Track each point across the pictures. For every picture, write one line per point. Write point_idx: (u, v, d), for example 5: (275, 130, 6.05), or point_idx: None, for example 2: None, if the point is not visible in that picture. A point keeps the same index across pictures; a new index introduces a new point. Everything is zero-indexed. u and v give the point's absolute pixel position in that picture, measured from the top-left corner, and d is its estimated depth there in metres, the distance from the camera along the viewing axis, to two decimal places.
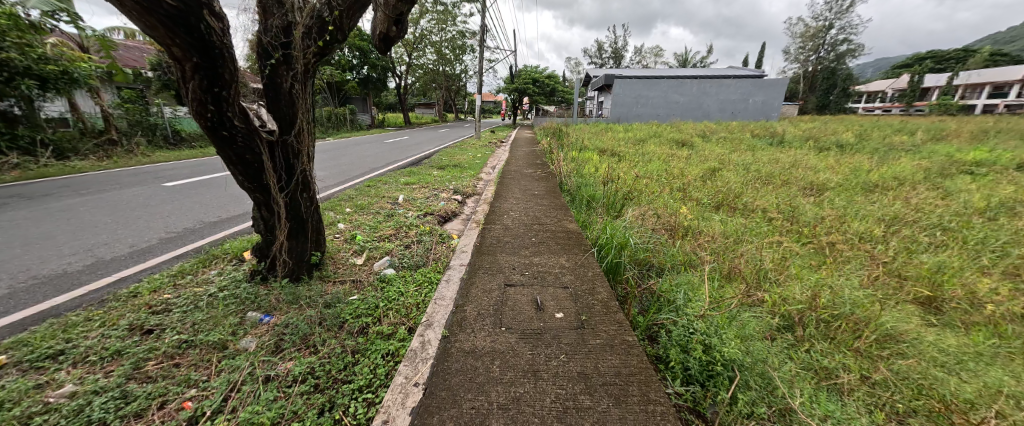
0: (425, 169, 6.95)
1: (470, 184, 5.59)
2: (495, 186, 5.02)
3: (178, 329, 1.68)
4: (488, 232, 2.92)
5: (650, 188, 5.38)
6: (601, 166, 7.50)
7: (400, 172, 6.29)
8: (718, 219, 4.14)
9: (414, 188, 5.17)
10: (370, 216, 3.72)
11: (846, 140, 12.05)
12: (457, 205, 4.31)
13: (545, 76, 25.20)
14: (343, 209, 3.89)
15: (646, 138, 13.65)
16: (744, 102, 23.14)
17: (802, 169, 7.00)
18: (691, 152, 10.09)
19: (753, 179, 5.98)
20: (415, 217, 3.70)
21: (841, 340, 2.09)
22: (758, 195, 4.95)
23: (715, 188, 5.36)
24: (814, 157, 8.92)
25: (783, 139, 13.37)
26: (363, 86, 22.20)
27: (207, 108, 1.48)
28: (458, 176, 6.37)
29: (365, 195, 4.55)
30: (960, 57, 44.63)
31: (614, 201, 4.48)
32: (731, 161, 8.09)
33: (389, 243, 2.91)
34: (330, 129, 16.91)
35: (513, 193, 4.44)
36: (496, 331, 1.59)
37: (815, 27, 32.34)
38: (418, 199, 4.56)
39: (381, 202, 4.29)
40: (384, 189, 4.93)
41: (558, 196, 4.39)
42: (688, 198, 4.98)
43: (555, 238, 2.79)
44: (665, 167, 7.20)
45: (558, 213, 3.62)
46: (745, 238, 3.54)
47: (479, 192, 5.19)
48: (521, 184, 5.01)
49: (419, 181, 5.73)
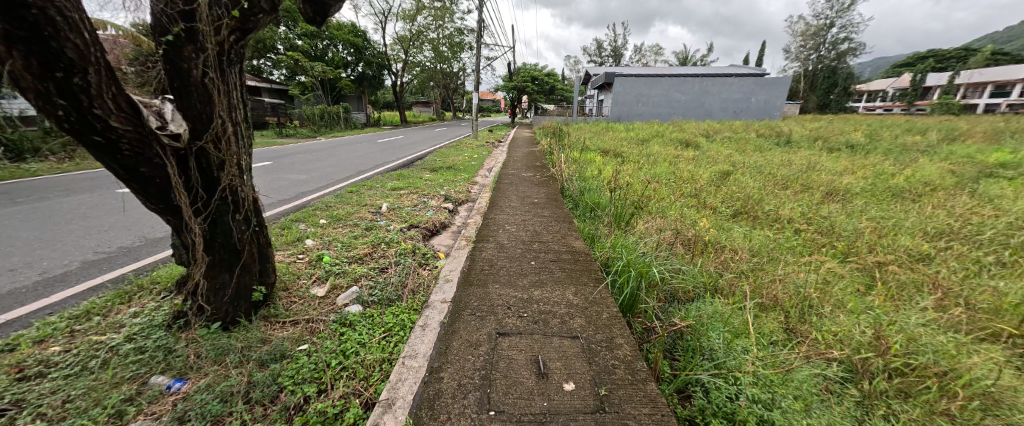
0: (416, 171, 6.48)
1: (464, 189, 5.13)
2: (490, 192, 4.56)
3: (41, 409, 1.22)
4: (479, 254, 2.45)
5: (659, 193, 4.94)
6: (604, 169, 7.04)
7: (388, 175, 5.82)
8: (739, 230, 3.69)
9: (401, 194, 4.72)
10: (345, 229, 3.26)
11: (856, 141, 11.63)
12: (447, 215, 3.86)
13: (545, 74, 24.73)
14: (315, 221, 3.42)
15: (648, 137, 13.25)
16: (747, 101, 22.71)
17: (819, 173, 6.58)
18: (697, 153, 9.64)
19: (770, 183, 5.55)
20: (396, 230, 3.24)
21: (927, 401, 1.62)
22: (779, 202, 4.51)
23: (730, 193, 4.91)
24: (827, 159, 8.50)
25: (790, 139, 12.94)
26: (358, 84, 21.72)
27: (56, 101, 1.05)
28: (451, 180, 5.91)
29: (345, 203, 4.08)
30: (962, 56, 44.31)
31: (621, 209, 4.04)
32: (741, 164, 7.67)
33: (360, 266, 2.45)
34: (322, 128, 16.43)
35: (510, 201, 3.99)
36: (481, 420, 1.14)
37: (817, 25, 32.00)
38: (404, 207, 4.10)
39: (361, 211, 3.82)
40: (367, 196, 4.46)
41: (561, 204, 3.93)
42: (702, 205, 4.53)
43: (559, 262, 2.32)
44: (673, 170, 6.77)
45: (560, 226, 3.16)
46: (774, 255, 3.09)
47: (473, 198, 4.74)
48: (519, 190, 4.55)
49: (408, 185, 5.27)
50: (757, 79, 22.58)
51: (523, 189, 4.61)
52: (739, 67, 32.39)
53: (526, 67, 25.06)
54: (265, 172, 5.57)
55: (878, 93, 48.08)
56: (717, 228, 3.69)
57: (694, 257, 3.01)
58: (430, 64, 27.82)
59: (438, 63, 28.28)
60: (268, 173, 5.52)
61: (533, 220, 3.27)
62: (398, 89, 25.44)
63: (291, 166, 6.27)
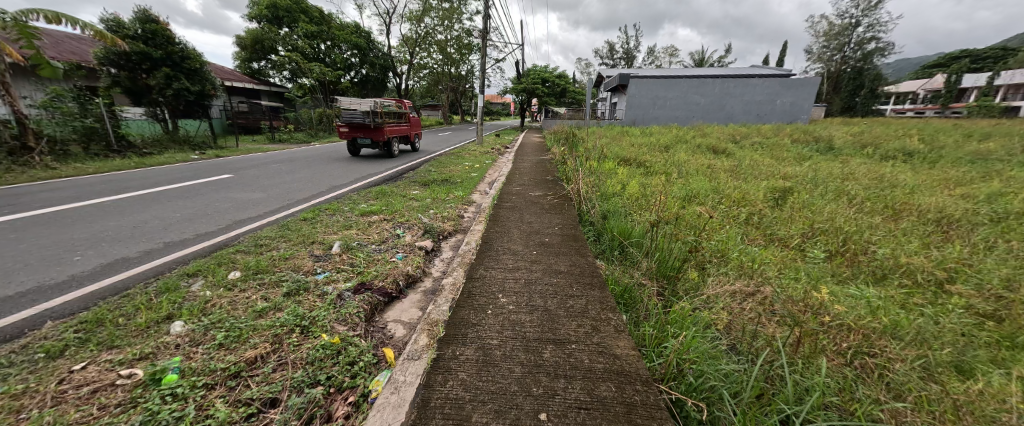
0: (402, 187, 5.45)
1: (454, 214, 4.06)
2: (484, 221, 3.45)
3: None
4: (444, 383, 1.33)
5: (707, 223, 3.79)
6: (627, 184, 5.92)
7: (365, 194, 4.78)
8: (850, 289, 2.54)
9: (369, 223, 3.64)
10: (257, 291, 2.15)
11: (911, 149, 10.23)
12: (422, 261, 2.74)
13: (556, 76, 23.67)
14: (221, 275, 2.32)
15: (670, 143, 11.98)
16: (772, 103, 21.20)
17: (897, 190, 5.29)
18: (732, 162, 8.44)
19: (847, 206, 4.33)
20: (336, 294, 2.15)
21: None
22: (879, 239, 3.32)
23: (804, 221, 3.75)
24: (889, 171, 7.20)
25: (832, 146, 11.65)
26: (362, 87, 20.96)
27: None
28: (441, 199, 4.83)
29: (285, 240, 2.99)
30: (1000, 56, 41.77)
31: (666, 251, 2.92)
32: (790, 178, 6.46)
33: (222, 400, 1.33)
34: (321, 132, 15.66)
35: (511, 239, 2.85)
36: None
37: (842, 25, 30.42)
38: (367, 245, 3.02)
39: (300, 254, 2.72)
40: (322, 227, 3.38)
41: (582, 244, 2.78)
42: (770, 242, 3.37)
43: (596, 416, 1.19)
44: (712, 185, 5.59)
45: (585, 293, 2.00)
46: (939, 351, 1.89)
47: (465, 228, 3.65)
48: (524, 219, 3.45)
49: (385, 207, 4.23)
50: (783, 81, 21.11)
51: (530, 218, 3.50)
52: (761, 69, 30.82)
53: (536, 69, 24.01)
54: (212, 190, 4.52)
55: (908, 94, 45.55)
56: (813, 286, 2.56)
57: (805, 355, 1.85)
58: (437, 66, 27.02)
59: (445, 65, 27.47)
60: (214, 191, 4.46)
61: (545, 280, 2.14)
62: (404, 92, 24.65)
63: (252, 180, 5.24)
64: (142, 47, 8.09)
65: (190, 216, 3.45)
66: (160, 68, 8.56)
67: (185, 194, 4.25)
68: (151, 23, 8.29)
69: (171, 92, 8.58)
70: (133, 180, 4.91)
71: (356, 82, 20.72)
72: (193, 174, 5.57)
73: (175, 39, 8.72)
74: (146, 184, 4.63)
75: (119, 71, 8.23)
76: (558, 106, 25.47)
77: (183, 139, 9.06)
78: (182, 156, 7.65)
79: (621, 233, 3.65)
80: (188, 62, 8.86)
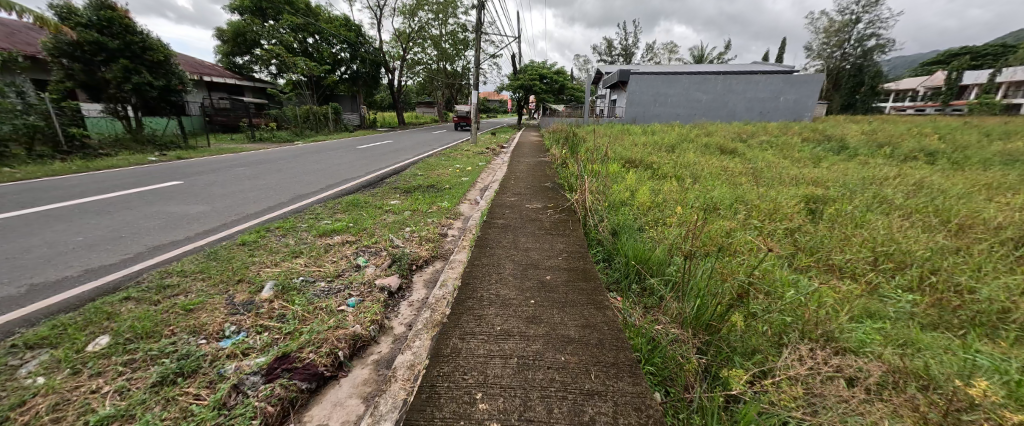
0: (379, 196, 4.74)
1: (436, 233, 3.36)
2: (471, 245, 2.77)
3: None
4: None
5: (741, 246, 3.15)
6: (636, 190, 5.27)
7: (331, 206, 4.05)
8: (962, 352, 1.90)
9: (328, 247, 2.94)
10: (115, 377, 1.44)
11: (932, 149, 9.64)
12: (379, 311, 2.03)
13: (554, 72, 22.89)
14: (75, 347, 1.59)
15: (675, 143, 11.28)
16: (775, 101, 20.59)
17: (947, 198, 4.62)
18: (745, 164, 7.82)
19: (900, 219, 3.68)
20: (234, 378, 1.45)
21: None
22: (962, 271, 2.65)
23: (860, 243, 3.13)
24: (920, 174, 6.56)
25: (845, 145, 11.07)
26: (352, 83, 20.20)
27: None
28: (422, 212, 4.11)
29: (202, 279, 2.26)
30: (1000, 52, 41.40)
31: (706, 292, 2.31)
32: (817, 183, 5.79)
33: None
34: (307, 130, 14.83)
35: (500, 279, 2.14)
36: None
37: (842, 21, 30.06)
38: (313, 285, 2.30)
39: (212, 303, 1.99)
40: (262, 257, 2.66)
41: (597, 286, 2.09)
42: (824, 275, 2.72)
43: None
44: (734, 193, 4.91)
45: (613, 388, 1.32)
46: None
47: (447, 253, 2.96)
48: (519, 244, 2.75)
49: (353, 224, 3.52)
50: (786, 77, 20.47)
51: (526, 242, 2.78)
52: (762, 65, 30.22)
53: (534, 65, 23.28)
54: (146, 202, 3.78)
55: (908, 91, 45.22)
56: (910, 350, 1.93)
57: None
58: (432, 62, 26.29)
59: (439, 61, 26.62)
60: (146, 204, 3.72)
61: (549, 361, 1.43)
62: (397, 88, 23.92)
63: (201, 188, 4.49)
64: (95, 36, 7.26)
65: (94, 242, 2.72)
66: (118, 60, 7.74)
67: (108, 208, 3.51)
68: (106, 9, 7.46)
69: (130, 86, 7.77)
70: (56, 190, 4.15)
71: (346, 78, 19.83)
72: (135, 181, 4.81)
73: (135, 28, 7.89)
74: (67, 195, 3.88)
75: (72, 64, 7.38)
76: (557, 103, 24.78)
77: (147, 138, 8.28)
78: (138, 157, 6.87)
79: (641, 259, 3.01)
80: (149, 54, 8.03)
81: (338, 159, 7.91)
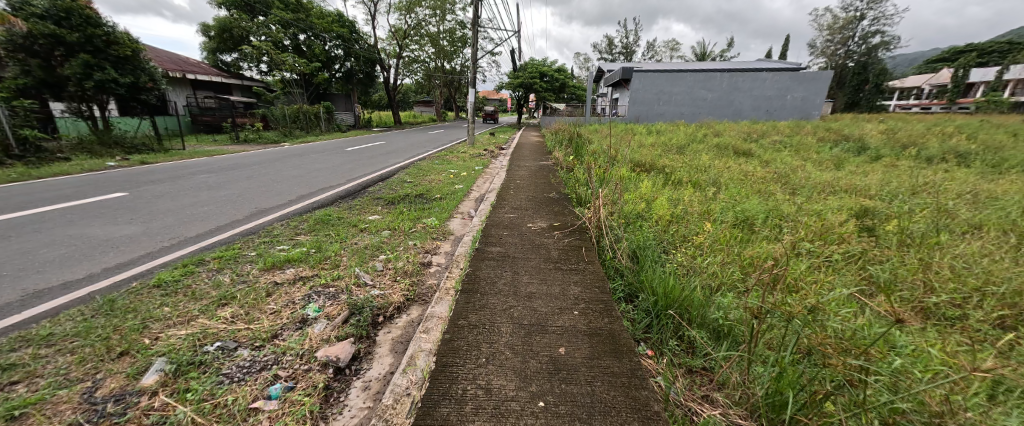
0: (358, 210, 4.08)
1: (417, 265, 2.71)
2: (460, 287, 2.10)
3: None
4: None
5: (804, 283, 2.48)
6: (652, 201, 4.63)
7: (295, 226, 3.38)
8: None
9: (273, 288, 2.26)
10: None
11: (960, 150, 9.01)
12: (312, 412, 1.35)
13: (555, 70, 22.17)
14: None
15: (684, 143, 10.61)
16: (782, 99, 19.91)
17: (1017, 211, 3.97)
18: (764, 168, 7.20)
19: (983, 242, 3.04)
20: None
21: None
22: None
23: (950, 278, 2.50)
24: (964, 180, 5.91)
25: (865, 145, 10.46)
26: (346, 81, 19.53)
27: None
28: (404, 231, 3.46)
29: (71, 351, 1.59)
30: (1007, 50, 40.79)
31: (783, 364, 1.67)
32: (856, 192, 5.12)
33: None
34: (297, 130, 14.17)
35: (495, 356, 1.50)
36: None
37: (846, 17, 29.51)
38: (231, 359, 1.62)
39: (55, 404, 1.31)
40: (177, 306, 1.99)
41: (635, 368, 1.45)
42: (924, 331, 2.05)
43: None
44: (766, 205, 4.26)
45: None
46: None
47: (429, 297, 2.30)
48: (518, 287, 2.08)
49: (315, 251, 2.86)
50: (794, 75, 19.77)
51: (528, 284, 2.11)
52: (767, 64, 29.59)
53: (534, 62, 22.62)
54: (66, 222, 3.11)
55: (912, 89, 44.62)
56: None
57: None
58: (429, 60, 25.64)
59: (437, 58, 25.89)
60: (65, 224, 3.05)
61: None
62: (393, 87, 23.29)
63: (146, 202, 3.83)
64: (51, 27, 6.56)
65: None
66: (79, 55, 7.04)
67: (13, 231, 2.84)
68: None
69: (92, 84, 7.02)
70: None
71: (339, 76, 19.16)
72: (73, 191, 4.13)
73: (98, 19, 7.15)
74: None
75: (28, 60, 6.68)
76: (557, 102, 24.13)
77: (115, 140, 7.62)
78: (95, 162, 6.17)
79: (676, 299, 2.38)
80: (115, 48, 7.31)
81: (321, 163, 7.22)
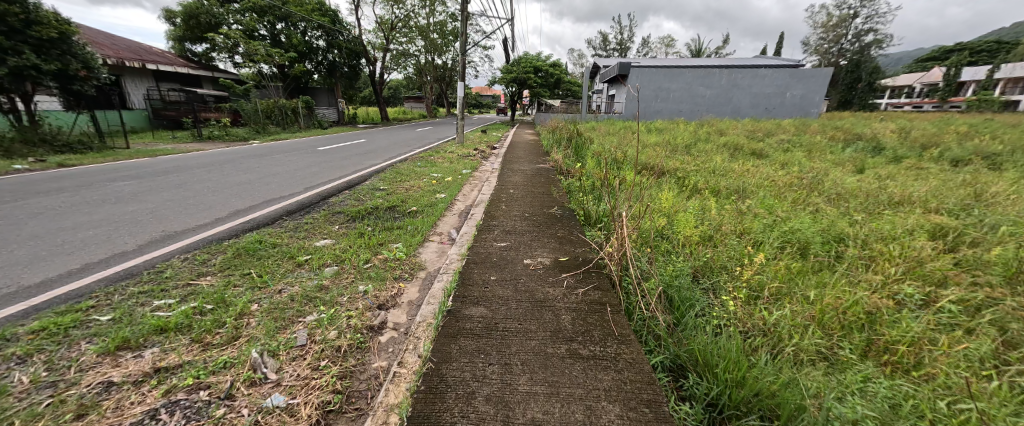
0: (302, 232, 3.14)
1: (359, 335, 1.79)
2: (412, 413, 1.19)
3: None
4: None
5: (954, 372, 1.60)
6: (674, 215, 3.77)
7: (199, 261, 2.43)
8: None
9: (94, 400, 1.33)
10: None
11: (986, 150, 8.35)
12: None
13: (549, 64, 21.21)
14: None
15: (689, 142, 9.85)
16: (783, 96, 19.25)
17: None
18: (784, 172, 6.42)
19: None
20: None
21: None
22: None
23: None
24: (1016, 186, 5.18)
25: (881, 145, 9.78)
26: (329, 74, 18.43)
27: None
28: (357, 266, 2.54)
29: None
30: (996, 49, 41.05)
31: None
32: (907, 203, 4.33)
33: None
34: (271, 126, 13.10)
35: None
36: None
37: (842, 15, 29.23)
38: None
39: None
40: None
41: None
42: None
43: None
44: (818, 223, 3.41)
45: None
46: None
47: (364, 409, 1.38)
48: (512, 410, 1.20)
49: (212, 307, 1.94)
50: (795, 71, 19.09)
51: (528, 400, 1.24)
52: (764, 60, 29.10)
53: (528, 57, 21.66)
54: None
55: (904, 88, 44.68)
56: None
57: None
58: (416, 53, 24.52)
59: (426, 52, 24.84)
60: None
61: None
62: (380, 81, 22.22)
63: (10, 225, 2.85)
64: None
65: None
66: None
67: None
68: None
69: (5, 70, 5.94)
70: None
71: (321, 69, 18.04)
72: None
73: None
74: None
75: None
76: (552, 98, 23.28)
77: (41, 137, 6.55)
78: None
79: (760, 400, 1.51)
80: (36, 29, 6.21)
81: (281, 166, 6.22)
